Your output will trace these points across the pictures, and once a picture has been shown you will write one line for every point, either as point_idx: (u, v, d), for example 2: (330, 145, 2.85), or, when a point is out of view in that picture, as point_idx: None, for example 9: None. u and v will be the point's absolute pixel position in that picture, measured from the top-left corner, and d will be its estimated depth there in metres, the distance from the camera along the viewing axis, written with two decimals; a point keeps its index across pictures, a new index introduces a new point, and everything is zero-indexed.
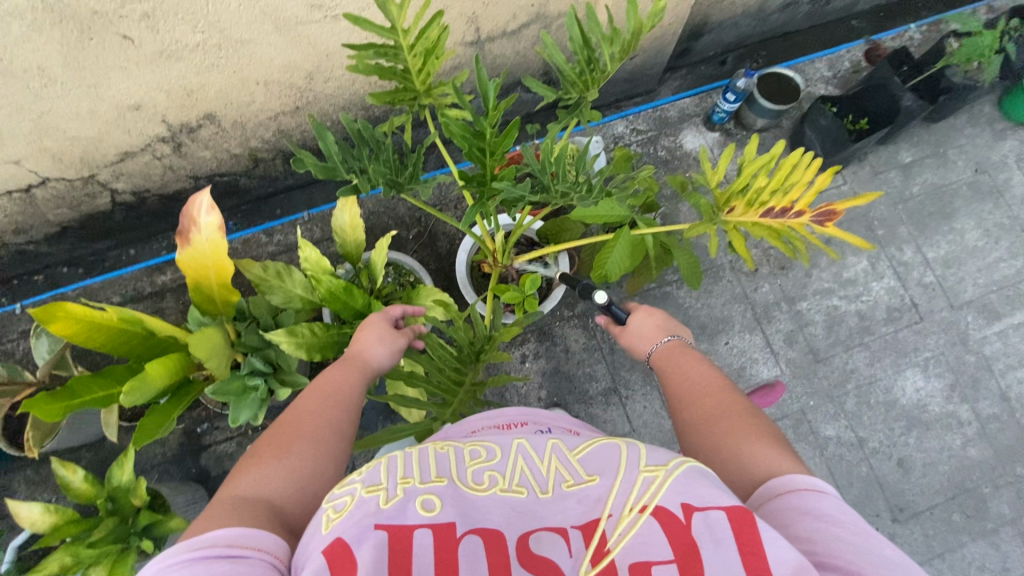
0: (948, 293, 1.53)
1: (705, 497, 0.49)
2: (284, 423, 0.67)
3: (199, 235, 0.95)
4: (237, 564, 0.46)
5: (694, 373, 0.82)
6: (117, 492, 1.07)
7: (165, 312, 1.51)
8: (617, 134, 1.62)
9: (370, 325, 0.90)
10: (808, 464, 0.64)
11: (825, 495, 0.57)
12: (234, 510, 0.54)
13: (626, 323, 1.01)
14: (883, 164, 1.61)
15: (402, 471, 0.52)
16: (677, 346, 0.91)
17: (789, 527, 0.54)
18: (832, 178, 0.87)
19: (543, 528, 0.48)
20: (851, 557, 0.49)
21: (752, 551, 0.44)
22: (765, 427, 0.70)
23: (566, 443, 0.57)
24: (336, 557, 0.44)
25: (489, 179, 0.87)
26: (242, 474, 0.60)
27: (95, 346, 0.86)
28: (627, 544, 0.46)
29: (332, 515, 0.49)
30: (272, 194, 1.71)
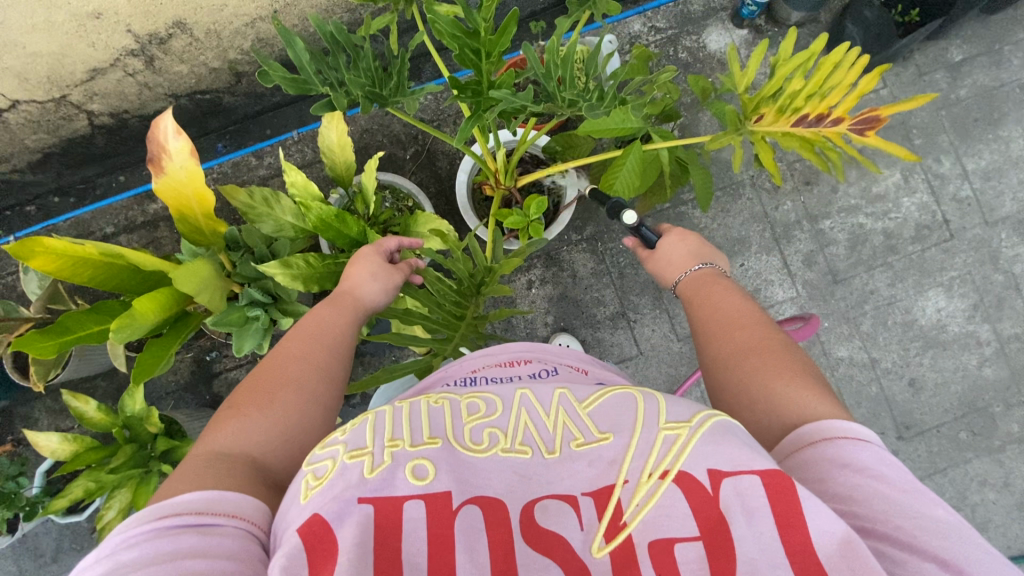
0: (984, 208, 1.43)
1: (735, 460, 0.49)
2: (267, 370, 0.69)
3: (172, 161, 0.88)
4: (206, 535, 0.48)
5: (726, 304, 0.77)
6: (131, 420, 1.09)
7: (161, 242, 1.47)
8: (632, 34, 1.46)
9: (362, 259, 0.87)
10: (847, 408, 0.62)
11: (867, 445, 0.56)
12: (209, 467, 0.57)
13: (654, 247, 0.95)
14: (929, 63, 1.44)
15: (391, 432, 0.53)
16: (708, 275, 0.85)
17: (824, 482, 0.54)
18: (878, 80, 0.76)
19: (550, 496, 0.49)
20: (896, 518, 0.49)
21: (789, 525, 0.45)
22: (800, 365, 0.67)
23: (574, 393, 0.57)
24: (316, 536, 0.45)
25: (484, 87, 0.77)
26: (226, 422, 0.63)
27: (82, 281, 0.83)
28: (645, 518, 0.47)
29: (312, 483, 0.50)
30: (261, 112, 1.56)
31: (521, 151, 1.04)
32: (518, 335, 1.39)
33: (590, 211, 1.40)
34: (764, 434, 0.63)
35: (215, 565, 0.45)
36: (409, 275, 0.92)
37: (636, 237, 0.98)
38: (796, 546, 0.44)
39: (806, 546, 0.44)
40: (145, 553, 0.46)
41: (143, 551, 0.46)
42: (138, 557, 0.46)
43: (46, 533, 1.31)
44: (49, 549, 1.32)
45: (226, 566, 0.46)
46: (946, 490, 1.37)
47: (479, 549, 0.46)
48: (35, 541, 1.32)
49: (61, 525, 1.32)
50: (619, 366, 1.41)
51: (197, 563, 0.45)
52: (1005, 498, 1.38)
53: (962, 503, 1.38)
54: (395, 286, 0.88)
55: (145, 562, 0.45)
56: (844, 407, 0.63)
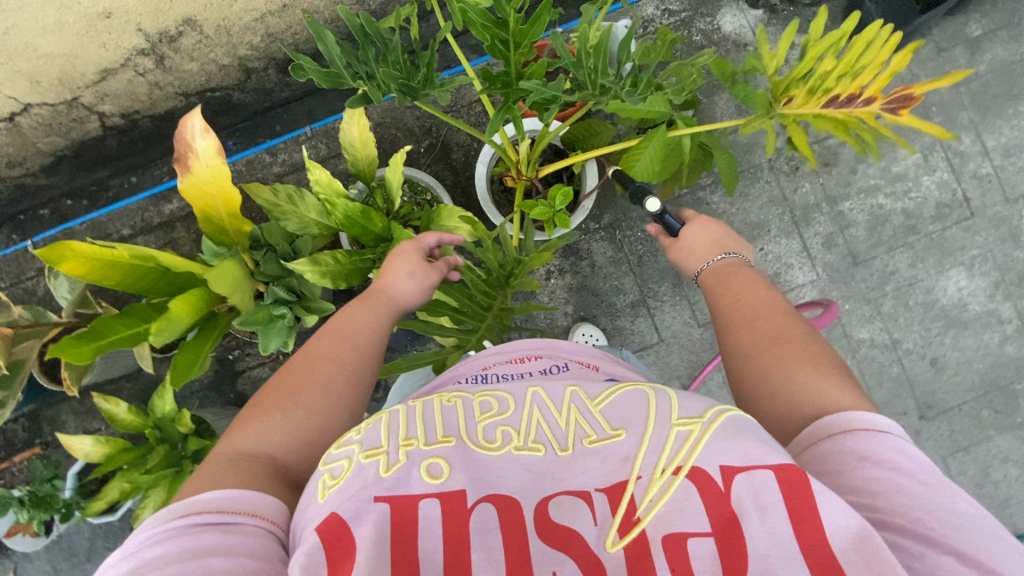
0: (1004, 186, 1.42)
1: (748, 455, 0.49)
2: (293, 370, 0.70)
3: (199, 160, 0.88)
4: (228, 533, 0.49)
5: (750, 292, 0.77)
6: (162, 421, 1.10)
7: (179, 243, 1.45)
8: (646, 18, 1.44)
9: (400, 256, 0.86)
10: (866, 397, 0.62)
11: (888, 436, 0.56)
12: (231, 467, 0.58)
13: (678, 235, 0.93)
14: (948, 39, 1.42)
15: (404, 431, 0.54)
16: (732, 265, 0.85)
17: (841, 474, 0.54)
18: (910, 56, 0.76)
19: (564, 492, 0.49)
20: (916, 511, 0.50)
21: (800, 520, 0.45)
22: (822, 357, 0.67)
23: (586, 390, 0.57)
24: (334, 533, 0.46)
25: (513, 79, 0.76)
26: (252, 421, 0.65)
27: (112, 285, 0.84)
28: (659, 513, 0.47)
29: (329, 482, 0.51)
30: (270, 108, 1.49)
31: (544, 142, 1.03)
32: (538, 327, 1.40)
33: (608, 199, 1.39)
34: (783, 424, 0.64)
35: (237, 564, 0.46)
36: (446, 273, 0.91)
37: (659, 224, 0.97)
38: (809, 541, 0.44)
39: (818, 541, 0.44)
40: (169, 550, 0.47)
41: (168, 548, 0.47)
42: (162, 554, 0.47)
43: (79, 534, 1.33)
44: (82, 548, 1.34)
45: (248, 564, 0.47)
46: (968, 468, 1.38)
47: (494, 546, 0.46)
48: (68, 543, 1.34)
49: (94, 526, 1.34)
50: (639, 354, 1.42)
51: (220, 562, 0.46)
52: None
53: (984, 481, 1.39)
54: (430, 285, 0.87)
55: (170, 559, 0.46)
56: (866, 396, 0.63)
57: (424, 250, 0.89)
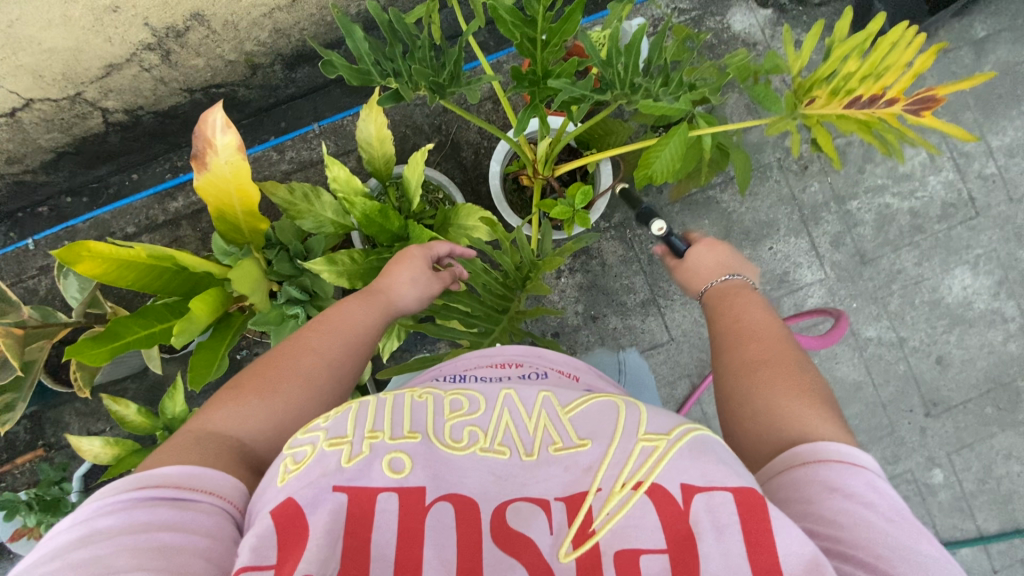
0: (1008, 185, 1.44)
1: (708, 476, 0.48)
2: (280, 357, 0.69)
3: (217, 157, 0.86)
4: (181, 510, 0.50)
5: (749, 316, 0.78)
6: (173, 422, 1.09)
7: (184, 241, 1.43)
8: (657, 17, 1.44)
9: (408, 259, 0.86)
10: (847, 431, 0.62)
11: (859, 471, 0.56)
12: (197, 446, 0.58)
13: (684, 256, 0.95)
14: (954, 39, 1.44)
15: (371, 423, 0.52)
16: (735, 288, 0.85)
17: (811, 502, 0.53)
18: (936, 56, 0.76)
19: (523, 499, 0.49)
20: (878, 547, 0.50)
21: (755, 544, 0.45)
22: (809, 386, 0.67)
23: (558, 397, 0.56)
24: (288, 519, 0.46)
25: (541, 78, 0.75)
26: (229, 401, 0.64)
27: (128, 285, 0.83)
28: (613, 527, 0.47)
29: (290, 467, 0.50)
30: (274, 104, 1.53)
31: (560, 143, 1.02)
32: (548, 326, 1.40)
33: (619, 198, 1.39)
34: (760, 448, 0.63)
35: (188, 540, 0.47)
36: (450, 284, 0.91)
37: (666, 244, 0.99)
38: (761, 566, 0.44)
39: (770, 566, 0.44)
40: (119, 523, 0.47)
41: (120, 520, 0.47)
42: (112, 526, 0.47)
43: None
44: None
45: (198, 542, 0.47)
46: (973, 464, 1.40)
47: (447, 544, 0.46)
48: None
49: None
50: (650, 353, 1.42)
51: (170, 536, 0.47)
52: None
53: (988, 476, 1.41)
54: (431, 295, 0.88)
55: (121, 530, 0.47)
56: (848, 430, 0.63)
57: (431, 258, 0.89)
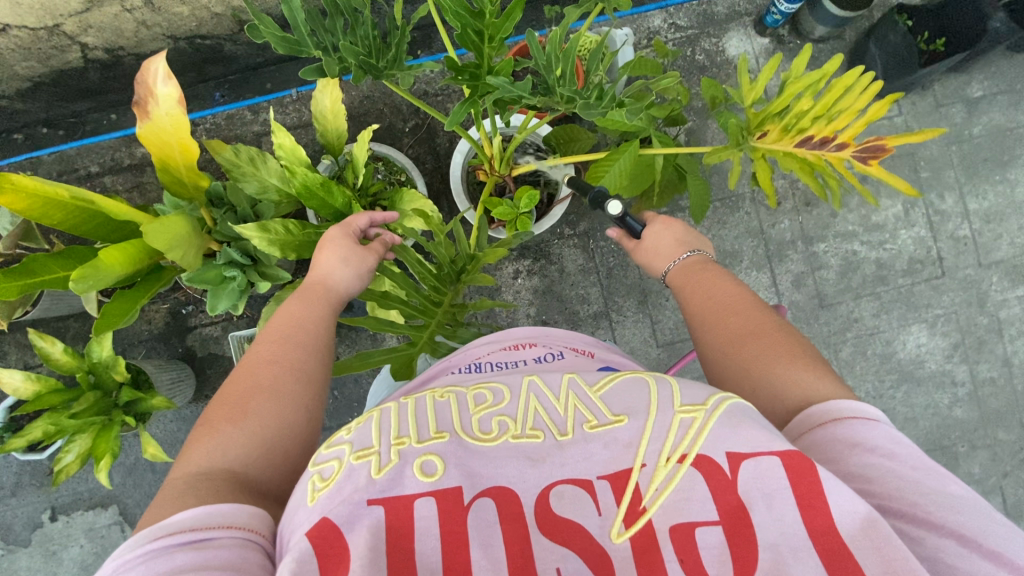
0: (979, 250, 1.42)
1: (753, 442, 0.49)
2: (239, 381, 0.67)
3: (158, 107, 0.84)
4: (201, 549, 0.48)
5: (718, 290, 0.77)
6: (97, 366, 1.08)
7: (146, 188, 1.42)
8: (651, 29, 1.42)
9: (330, 243, 0.85)
10: (847, 385, 0.63)
11: (876, 424, 0.56)
12: (190, 489, 0.55)
13: (641, 236, 0.91)
14: (948, 95, 1.41)
15: (396, 430, 0.52)
16: (698, 264, 0.83)
17: (836, 462, 0.54)
18: (890, 106, 0.75)
19: (566, 481, 0.49)
20: (912, 495, 0.50)
21: (809, 507, 0.45)
22: (797, 346, 0.67)
23: (584, 378, 0.57)
24: (327, 541, 0.44)
25: (484, 71, 0.73)
26: (199, 441, 0.62)
27: (52, 224, 0.81)
28: (664, 502, 0.47)
29: (318, 485, 0.49)
30: (262, 65, 1.51)
31: (520, 139, 1.01)
32: (498, 324, 1.39)
33: (585, 207, 1.38)
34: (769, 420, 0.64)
35: None
36: (383, 254, 0.92)
37: (621, 228, 0.94)
38: (819, 528, 0.44)
39: (827, 527, 0.44)
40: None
41: None
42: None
43: (6, 467, 1.34)
44: (8, 482, 1.35)
45: None
46: None
47: (494, 543, 0.46)
48: None
49: (21, 461, 1.35)
50: None
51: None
52: None
53: None
54: (368, 268, 0.87)
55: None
56: (842, 382, 0.64)
57: (354, 234, 0.89)
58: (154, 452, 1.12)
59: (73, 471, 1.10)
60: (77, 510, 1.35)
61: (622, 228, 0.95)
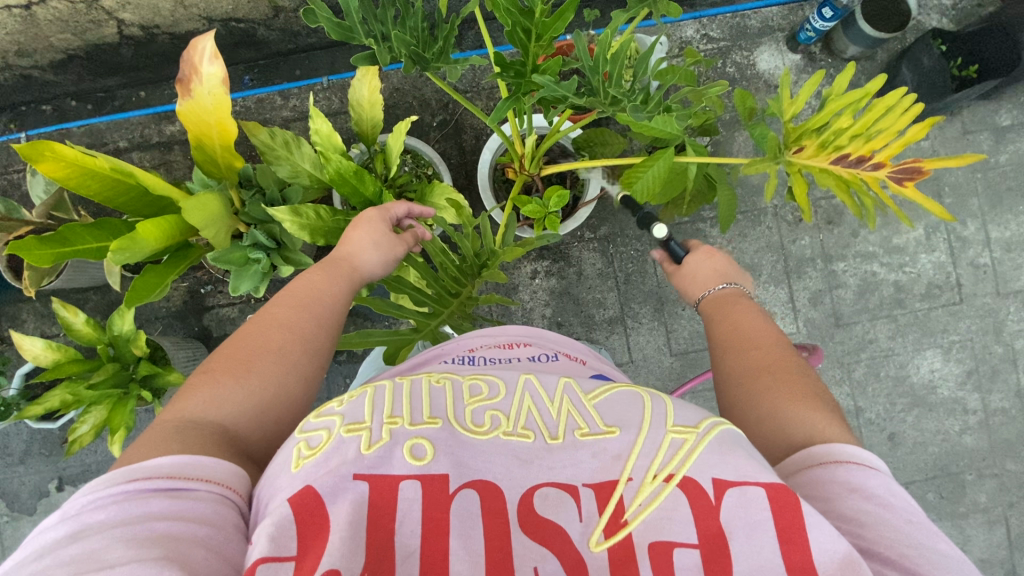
0: (999, 279, 1.42)
1: (742, 471, 0.49)
2: (249, 335, 0.68)
3: (201, 86, 0.85)
4: (177, 499, 0.49)
5: (747, 323, 0.78)
6: (117, 340, 1.09)
7: (173, 166, 1.43)
8: (684, 39, 1.42)
9: (365, 224, 0.86)
10: (857, 436, 0.61)
11: (876, 472, 0.55)
12: (178, 434, 0.57)
13: (682, 262, 0.94)
14: (976, 122, 1.41)
15: (389, 409, 0.53)
16: (733, 295, 0.85)
17: (830, 502, 0.53)
18: (928, 130, 0.76)
19: (551, 485, 0.49)
20: (901, 546, 0.49)
21: (789, 541, 0.45)
22: (814, 391, 0.67)
23: (580, 385, 0.58)
24: (308, 509, 0.46)
25: (529, 69, 0.74)
26: (201, 387, 0.63)
27: (88, 195, 0.82)
28: (646, 518, 0.47)
29: (304, 453, 0.50)
30: (293, 51, 1.53)
31: (553, 141, 1.01)
32: (513, 323, 1.40)
33: (608, 211, 1.39)
34: (768, 453, 0.63)
35: (186, 530, 0.46)
36: (412, 246, 0.92)
37: (664, 250, 0.98)
38: (796, 563, 0.44)
39: (806, 564, 0.44)
40: (112, 517, 0.46)
41: (111, 514, 0.46)
42: (105, 519, 0.46)
43: (17, 434, 1.35)
44: (18, 449, 1.36)
45: (197, 531, 0.46)
46: None
47: (474, 536, 0.46)
48: (4, 441, 1.36)
49: (33, 429, 1.36)
50: None
51: (167, 526, 0.46)
52: None
53: None
54: (395, 258, 0.88)
55: (114, 524, 0.46)
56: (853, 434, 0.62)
57: (390, 220, 0.90)
58: None
59: (86, 442, 1.10)
60: (85, 481, 1.36)
61: (664, 251, 0.98)
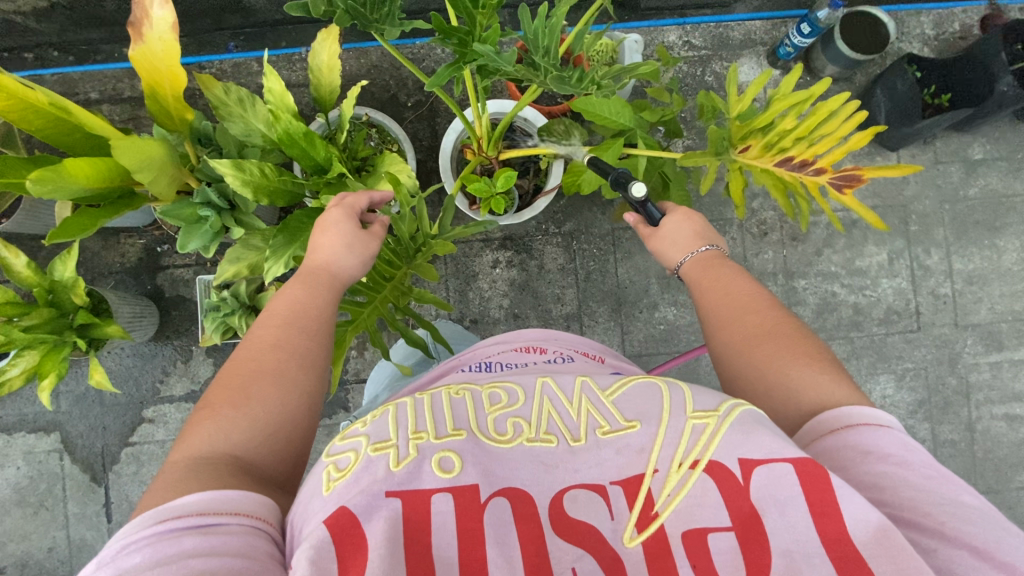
0: (958, 310, 1.42)
1: (766, 449, 0.50)
2: (240, 364, 0.66)
3: (152, 30, 0.84)
4: (210, 535, 0.47)
5: (735, 288, 0.76)
6: (56, 286, 1.08)
7: (142, 122, 1.42)
8: (664, 43, 1.43)
9: (331, 226, 0.82)
10: (862, 393, 0.63)
11: (889, 431, 0.57)
12: (190, 474, 0.54)
13: (659, 225, 0.88)
14: (948, 153, 1.42)
15: (413, 425, 0.53)
16: (714, 259, 0.82)
17: (848, 470, 0.55)
18: (870, 138, 0.75)
19: (580, 486, 0.50)
20: (924, 505, 0.50)
21: (823, 514, 0.46)
22: (814, 350, 0.67)
23: (596, 382, 0.59)
24: (344, 529, 0.45)
25: (473, 40, 0.73)
26: (200, 424, 0.60)
27: (27, 129, 0.81)
28: (677, 507, 0.48)
29: (334, 474, 0.50)
30: (280, 22, 1.53)
31: (509, 123, 1.01)
32: (469, 311, 1.39)
33: (574, 207, 1.38)
34: (782, 422, 0.64)
35: (221, 563, 0.45)
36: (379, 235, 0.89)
37: (639, 213, 0.91)
38: (832, 535, 0.45)
39: (840, 535, 0.45)
40: (146, 558, 0.45)
41: (144, 556, 0.45)
42: (140, 562, 0.45)
43: None
44: None
45: (233, 562, 0.45)
46: None
47: (509, 542, 0.47)
48: None
49: None
50: None
51: (203, 561, 0.45)
52: None
53: None
54: (371, 254, 0.86)
55: (146, 567, 0.44)
56: (857, 389, 0.64)
57: (356, 215, 0.86)
58: (100, 379, 1.10)
59: (15, 386, 1.09)
60: (19, 431, 1.34)
61: (640, 214, 0.91)
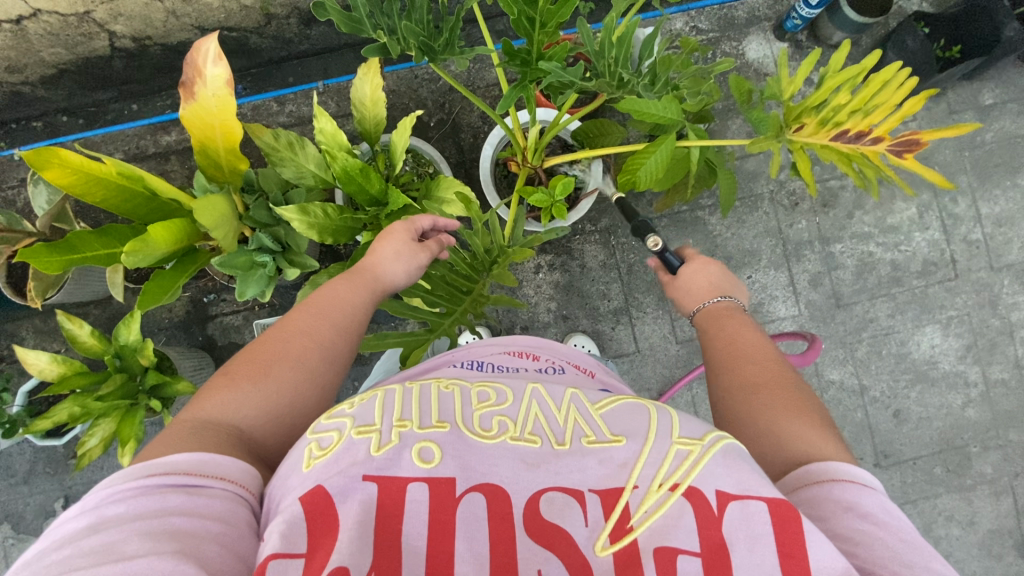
0: (991, 253, 1.45)
1: (743, 484, 0.49)
2: (267, 343, 0.68)
3: (205, 88, 0.86)
4: (196, 495, 0.49)
5: (742, 340, 0.77)
6: (123, 350, 1.08)
7: (170, 176, 1.42)
8: (674, 31, 1.45)
9: (390, 235, 0.84)
10: (852, 454, 0.62)
11: (871, 492, 0.56)
12: (194, 434, 0.57)
13: (676, 272, 0.94)
14: (961, 102, 1.45)
15: (398, 413, 0.54)
16: (726, 309, 0.85)
17: (826, 520, 0.53)
18: (924, 102, 0.77)
19: (557, 488, 0.50)
20: (893, 564, 0.49)
21: (789, 556, 0.45)
22: (811, 408, 0.67)
23: (585, 395, 0.59)
24: (317, 508, 0.47)
25: (534, 59, 0.75)
26: (217, 391, 0.63)
27: (95, 201, 0.82)
28: (652, 525, 0.47)
29: (315, 453, 0.51)
30: (286, 58, 1.52)
31: (554, 132, 1.02)
32: (518, 319, 1.40)
33: (607, 204, 1.40)
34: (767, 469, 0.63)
35: (201, 526, 0.46)
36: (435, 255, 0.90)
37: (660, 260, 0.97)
38: None
39: None
40: (129, 510, 0.46)
41: (129, 508, 0.46)
42: (123, 512, 0.46)
43: (20, 454, 1.33)
44: (21, 469, 1.34)
45: (213, 528, 0.47)
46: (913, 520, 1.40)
47: (478, 539, 0.47)
48: (6, 461, 1.34)
49: (35, 449, 1.34)
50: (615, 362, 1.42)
51: (184, 522, 0.46)
52: (969, 536, 1.41)
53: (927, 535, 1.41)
54: (420, 267, 0.86)
55: (130, 518, 0.45)
56: (848, 451, 0.63)
57: (416, 232, 0.88)
58: None
59: (95, 456, 1.09)
60: None
61: (660, 261, 0.98)
